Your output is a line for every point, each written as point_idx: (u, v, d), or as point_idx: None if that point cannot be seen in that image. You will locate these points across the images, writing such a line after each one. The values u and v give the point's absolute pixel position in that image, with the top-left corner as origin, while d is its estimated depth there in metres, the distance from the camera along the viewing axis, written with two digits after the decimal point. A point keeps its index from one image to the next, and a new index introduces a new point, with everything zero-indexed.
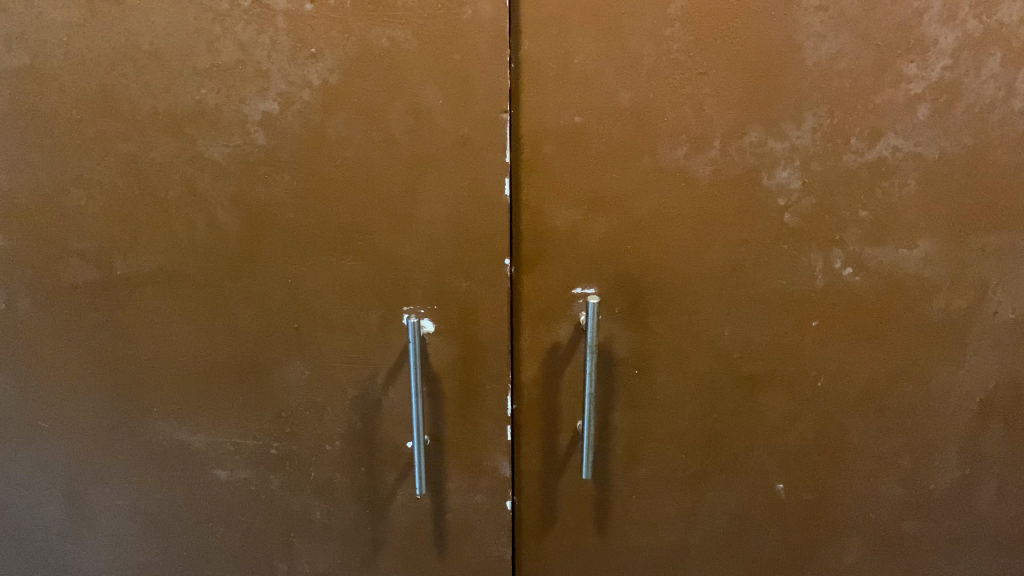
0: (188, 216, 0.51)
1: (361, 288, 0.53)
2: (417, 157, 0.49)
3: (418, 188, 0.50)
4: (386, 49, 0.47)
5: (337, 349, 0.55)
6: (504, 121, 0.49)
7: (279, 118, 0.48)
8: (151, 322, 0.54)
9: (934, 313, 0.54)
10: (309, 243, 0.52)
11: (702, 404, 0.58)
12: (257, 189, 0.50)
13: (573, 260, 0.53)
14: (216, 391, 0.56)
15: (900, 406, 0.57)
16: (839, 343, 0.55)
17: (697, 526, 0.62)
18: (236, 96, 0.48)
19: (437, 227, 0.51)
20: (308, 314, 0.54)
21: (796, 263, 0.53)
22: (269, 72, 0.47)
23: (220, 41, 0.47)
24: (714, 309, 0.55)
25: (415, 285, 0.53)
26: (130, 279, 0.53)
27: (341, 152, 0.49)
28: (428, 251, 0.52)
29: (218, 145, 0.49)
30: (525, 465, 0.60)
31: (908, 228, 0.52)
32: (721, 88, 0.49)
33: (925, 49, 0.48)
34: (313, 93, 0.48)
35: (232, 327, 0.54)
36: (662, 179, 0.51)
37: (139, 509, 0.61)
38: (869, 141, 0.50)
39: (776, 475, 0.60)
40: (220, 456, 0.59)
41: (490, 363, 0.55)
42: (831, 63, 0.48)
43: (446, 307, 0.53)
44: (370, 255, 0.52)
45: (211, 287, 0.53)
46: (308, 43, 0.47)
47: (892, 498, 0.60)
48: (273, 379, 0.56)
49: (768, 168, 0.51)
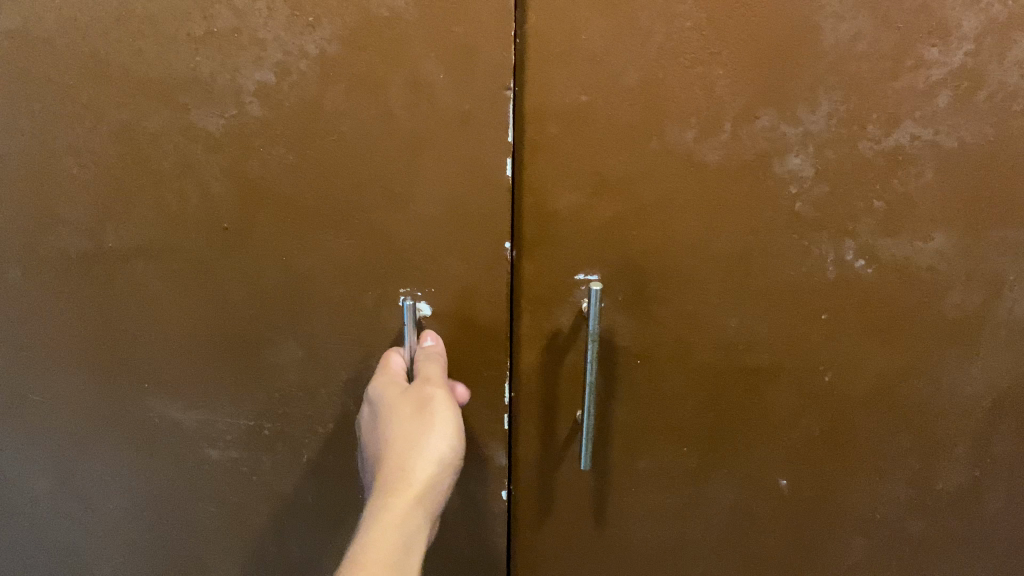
0: (181, 189, 0.50)
1: (356, 267, 0.51)
2: (417, 134, 0.48)
3: (416, 165, 0.49)
4: (386, 19, 0.45)
5: (330, 329, 0.53)
6: (507, 99, 0.47)
7: (276, 90, 0.47)
8: (143, 297, 0.53)
9: (947, 308, 0.53)
10: (305, 220, 0.50)
11: (705, 397, 0.56)
12: (251, 163, 0.49)
13: (575, 245, 0.52)
14: (208, 369, 0.55)
15: (910, 403, 0.56)
16: (849, 337, 0.54)
17: (696, 522, 0.61)
18: (231, 66, 0.46)
19: (435, 207, 0.50)
20: (303, 294, 0.52)
21: (806, 253, 0.52)
22: (265, 41, 0.46)
23: (214, 7, 0.45)
24: (720, 300, 0.53)
25: (411, 266, 0.51)
26: (120, 251, 0.52)
27: (338, 126, 0.48)
28: (426, 231, 0.50)
29: (213, 116, 0.48)
30: (521, 454, 0.59)
31: (924, 220, 0.50)
32: (734, 69, 0.47)
33: (947, 33, 0.46)
34: (311, 63, 0.46)
35: (224, 303, 0.53)
36: (670, 164, 0.50)
37: (129, 486, 0.59)
38: (886, 129, 0.48)
39: (779, 471, 0.58)
40: (211, 435, 0.57)
41: (487, 349, 0.54)
42: (849, 46, 0.46)
43: (442, 290, 0.52)
44: (366, 234, 0.51)
45: (204, 262, 0.52)
46: (305, 11, 0.45)
47: (898, 497, 0.59)
48: (264, 358, 0.55)
49: (780, 154, 0.49)
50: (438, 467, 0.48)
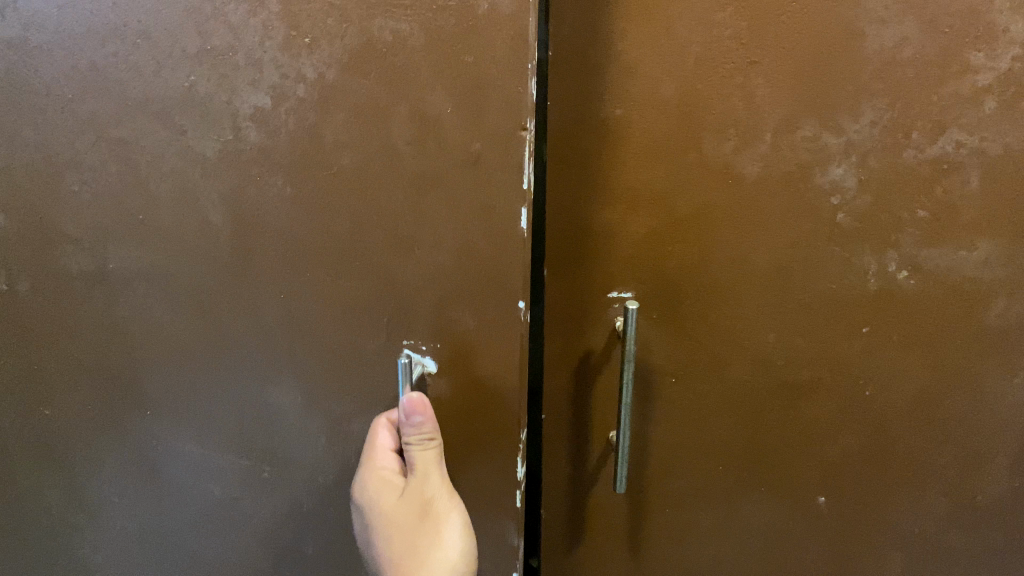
0: (177, 214, 0.48)
1: (358, 309, 0.48)
2: (424, 173, 0.44)
3: (423, 207, 0.45)
4: (390, 43, 0.42)
5: (329, 376, 0.50)
6: (524, 141, 0.43)
7: (271, 115, 0.44)
8: (147, 321, 0.51)
9: (990, 320, 0.51)
10: (309, 258, 0.47)
11: (742, 414, 0.55)
12: (248, 191, 0.46)
13: (607, 263, 0.50)
14: (213, 404, 0.52)
15: (950, 416, 0.54)
16: (889, 349, 0.52)
17: (731, 540, 0.59)
18: (226, 87, 0.44)
19: (443, 253, 0.45)
20: (302, 337, 0.49)
21: (847, 264, 0.50)
22: (261, 62, 0.43)
23: (210, 22, 0.43)
24: (758, 315, 0.52)
25: (418, 316, 0.47)
26: (121, 275, 0.50)
27: (337, 159, 0.45)
28: (431, 279, 0.46)
29: (209, 139, 0.45)
30: (551, 475, 0.58)
31: (968, 230, 0.49)
32: (775, 78, 0.45)
33: (995, 37, 0.44)
34: (308, 88, 0.44)
35: (223, 337, 0.50)
36: (708, 177, 0.48)
37: (133, 514, 0.57)
38: (930, 136, 0.47)
39: (817, 488, 0.57)
40: (212, 471, 0.54)
41: (501, 413, 0.49)
42: (893, 52, 0.45)
43: (454, 345, 0.47)
44: (368, 279, 0.47)
45: (203, 290, 0.49)
46: (302, 31, 0.42)
47: (937, 511, 0.57)
48: (264, 398, 0.52)
49: (822, 164, 0.47)
50: (447, 560, 0.49)
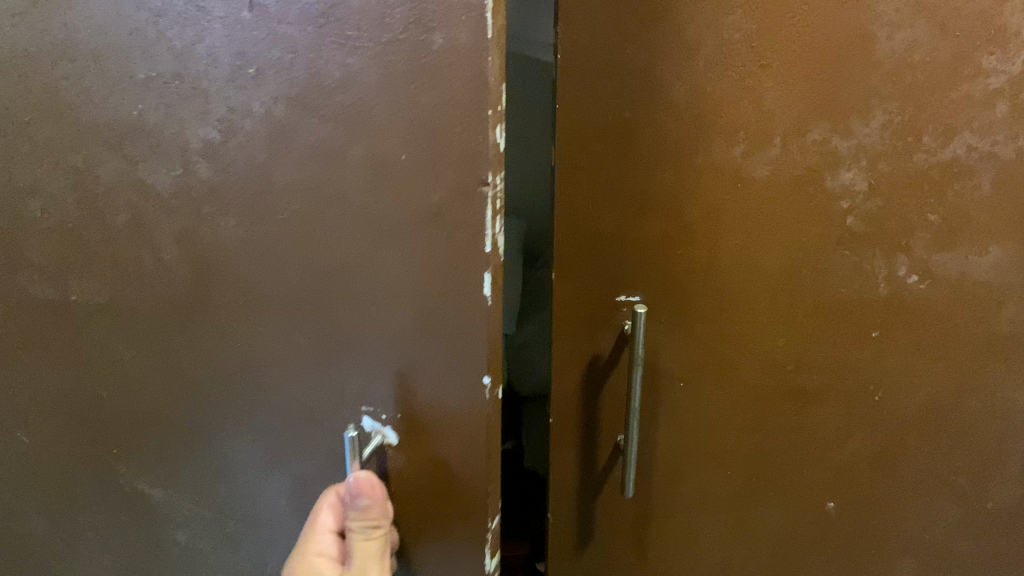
0: (135, 248, 0.45)
1: (313, 365, 0.44)
2: (381, 225, 0.40)
3: (380, 259, 0.40)
4: (338, 79, 0.38)
5: (287, 433, 0.46)
6: (487, 196, 0.38)
7: (222, 149, 0.41)
8: (110, 357, 0.49)
9: (1002, 325, 0.51)
10: (263, 306, 0.44)
11: (750, 419, 0.54)
12: (202, 230, 0.43)
13: (615, 266, 0.50)
14: (174, 448, 0.50)
15: (962, 422, 0.54)
16: (899, 354, 0.52)
17: (739, 545, 0.59)
18: (175, 118, 0.42)
19: (401, 310, 0.41)
20: (258, 389, 0.46)
21: (857, 268, 0.50)
22: (208, 94, 0.40)
23: (156, 48, 0.40)
24: (768, 319, 0.51)
25: (376, 377, 0.43)
26: (84, 307, 0.48)
27: (288, 202, 0.41)
28: (390, 339, 0.42)
29: (160, 173, 0.43)
30: (559, 480, 0.57)
31: (980, 234, 0.48)
32: (785, 81, 0.45)
33: (1007, 40, 0.44)
34: (257, 123, 0.40)
35: (182, 380, 0.48)
36: (717, 180, 0.47)
37: (102, 553, 0.55)
38: (942, 139, 0.46)
39: (827, 493, 0.57)
40: (175, 517, 0.52)
41: (469, 490, 0.44)
42: (905, 55, 0.44)
43: (417, 418, 0.43)
44: (330, 334, 0.43)
45: (164, 328, 0.47)
46: (248, 60, 0.39)
47: (948, 517, 0.57)
48: (222, 447, 0.48)
49: (832, 167, 0.47)
50: None
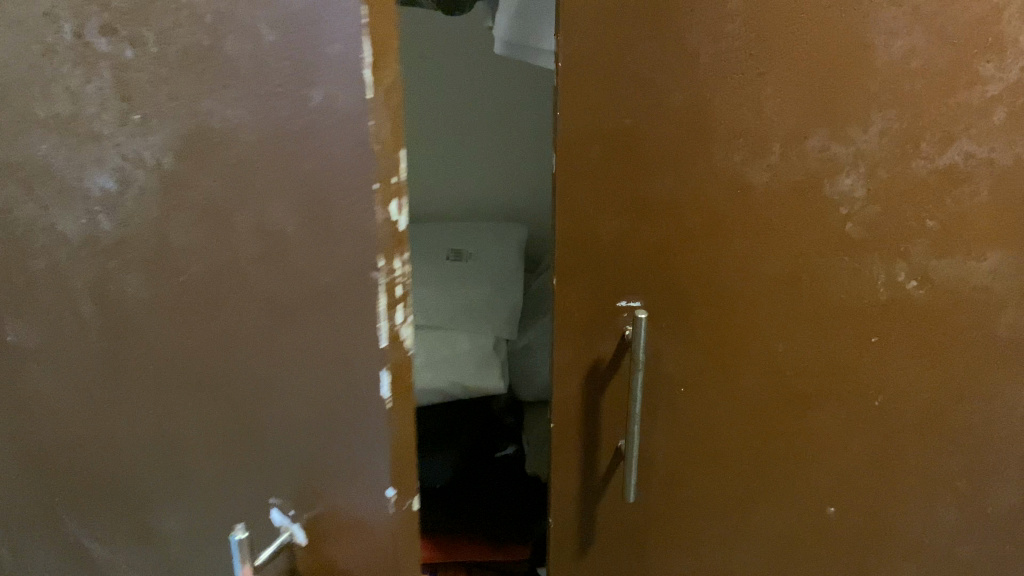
0: (58, 301, 0.46)
1: (220, 441, 0.43)
2: (280, 305, 0.38)
3: (274, 342, 0.39)
4: (219, 130, 0.35)
5: (205, 503, 0.46)
6: (379, 286, 0.34)
7: (121, 200, 0.40)
8: (47, 405, 0.51)
9: (1001, 330, 0.51)
10: (173, 373, 0.43)
11: (751, 423, 0.54)
12: (111, 287, 0.43)
13: (616, 272, 0.50)
14: (109, 500, 0.51)
15: (962, 426, 0.54)
16: (899, 359, 0.52)
17: (740, 550, 0.59)
18: (76, 162, 0.41)
19: (296, 394, 0.40)
20: (178, 454, 0.46)
21: (856, 274, 0.50)
22: (103, 140, 0.39)
23: (54, 85, 0.39)
24: (767, 325, 0.51)
25: (278, 461, 0.42)
26: (22, 352, 0.50)
27: (187, 270, 0.40)
28: (290, 424, 0.40)
29: (69, 221, 0.43)
30: (560, 485, 0.57)
31: (979, 240, 0.49)
32: (784, 88, 0.45)
33: (1004, 48, 0.44)
34: (150, 176, 0.38)
35: (112, 437, 0.48)
36: (717, 187, 0.48)
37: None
38: (940, 146, 0.46)
39: (827, 497, 0.57)
40: (113, 560, 0.54)
41: None
42: (903, 63, 0.45)
43: (323, 508, 0.41)
44: (225, 412, 0.43)
45: (93, 385, 0.48)
46: (135, 105, 0.37)
47: (949, 521, 0.57)
48: (149, 504, 0.49)
49: (831, 174, 0.47)
50: None
